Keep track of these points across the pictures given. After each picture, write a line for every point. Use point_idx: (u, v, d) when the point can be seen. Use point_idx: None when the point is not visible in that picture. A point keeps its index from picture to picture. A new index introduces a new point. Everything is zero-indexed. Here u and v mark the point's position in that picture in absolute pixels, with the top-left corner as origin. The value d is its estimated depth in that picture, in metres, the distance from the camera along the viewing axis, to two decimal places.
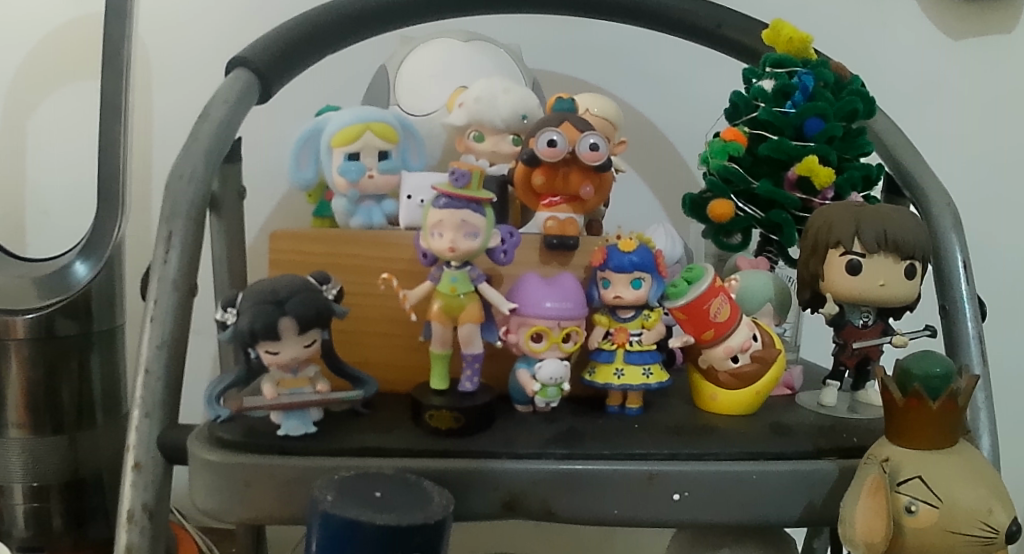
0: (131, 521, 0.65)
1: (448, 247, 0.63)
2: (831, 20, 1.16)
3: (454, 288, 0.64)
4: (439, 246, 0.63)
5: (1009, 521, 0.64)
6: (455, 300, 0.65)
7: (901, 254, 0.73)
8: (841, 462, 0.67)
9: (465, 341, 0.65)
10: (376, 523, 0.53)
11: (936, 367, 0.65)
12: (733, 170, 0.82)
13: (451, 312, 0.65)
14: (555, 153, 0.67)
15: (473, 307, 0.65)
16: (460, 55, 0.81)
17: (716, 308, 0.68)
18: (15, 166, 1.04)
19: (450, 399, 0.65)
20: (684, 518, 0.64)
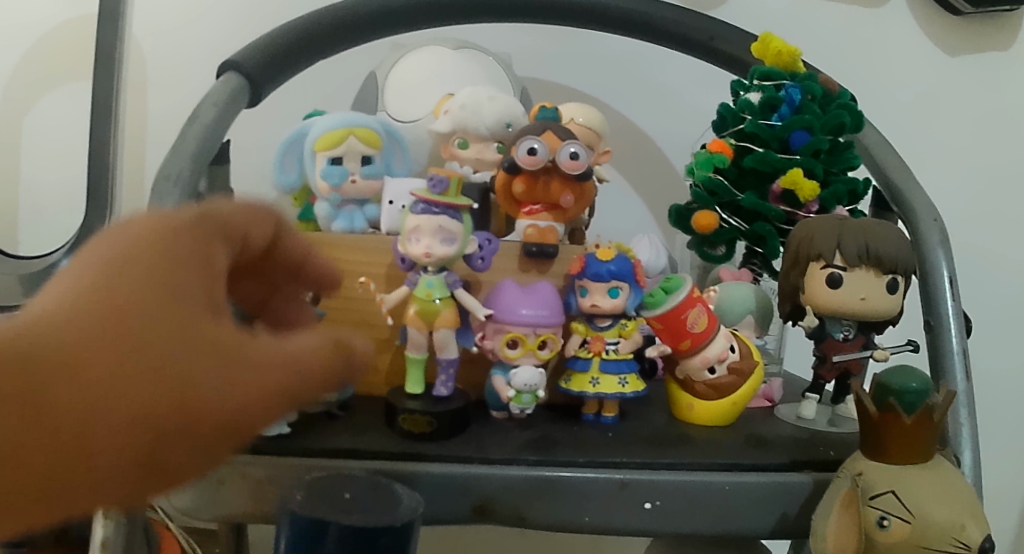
0: (106, 517, 0.66)
1: (425, 254, 0.63)
2: (831, 32, 1.15)
3: (430, 293, 0.65)
4: (415, 252, 0.64)
5: (983, 538, 0.63)
6: (430, 305, 0.65)
7: (883, 268, 0.73)
8: (814, 476, 0.67)
9: (441, 347, 0.66)
10: (342, 523, 0.54)
11: (912, 382, 0.66)
12: (717, 183, 0.83)
13: (427, 316, 0.65)
14: (535, 161, 0.67)
15: (448, 313, 0.65)
16: (449, 63, 0.82)
17: (693, 318, 0.69)
18: (10, 164, 1.05)
19: (425, 404, 0.65)
20: (656, 527, 0.64)
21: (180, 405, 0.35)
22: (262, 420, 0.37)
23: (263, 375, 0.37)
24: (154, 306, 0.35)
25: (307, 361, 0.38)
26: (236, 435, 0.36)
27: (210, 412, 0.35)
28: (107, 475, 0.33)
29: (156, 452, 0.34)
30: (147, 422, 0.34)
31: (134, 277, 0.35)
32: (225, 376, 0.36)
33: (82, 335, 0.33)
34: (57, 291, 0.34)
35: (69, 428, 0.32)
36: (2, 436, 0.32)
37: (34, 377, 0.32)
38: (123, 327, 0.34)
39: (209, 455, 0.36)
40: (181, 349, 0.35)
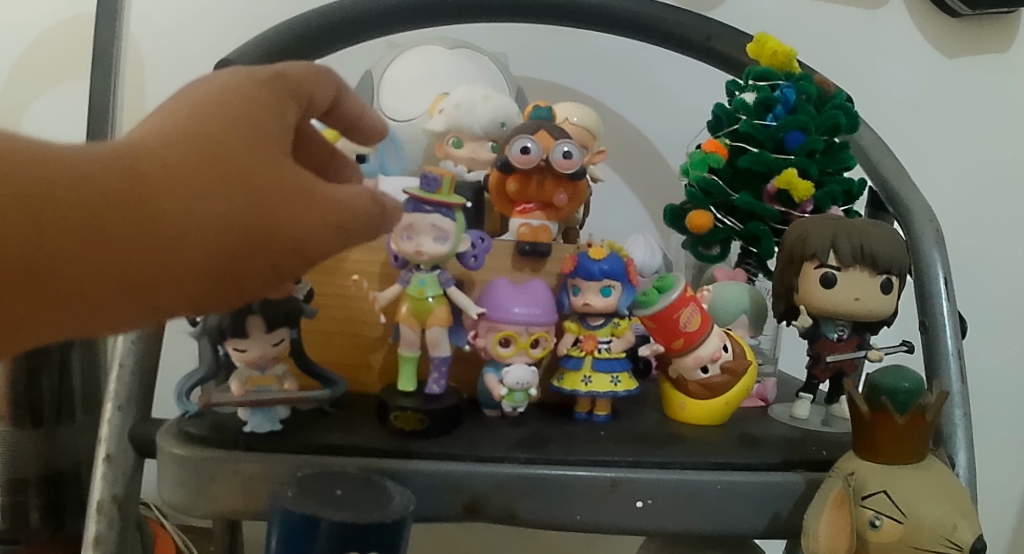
0: (99, 512, 0.66)
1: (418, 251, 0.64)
2: (828, 33, 1.15)
3: (423, 291, 0.65)
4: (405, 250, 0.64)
5: (975, 538, 0.63)
6: (422, 302, 0.65)
7: (877, 268, 0.73)
8: (807, 476, 0.67)
9: (434, 344, 0.66)
10: (333, 520, 0.54)
11: (903, 382, 0.66)
12: (712, 182, 0.83)
13: (420, 314, 0.66)
14: (528, 160, 0.67)
15: (441, 311, 0.66)
16: (445, 62, 0.82)
17: (686, 317, 0.69)
18: None
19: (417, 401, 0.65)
20: (648, 526, 0.64)
21: (264, 228, 0.45)
22: (323, 250, 0.48)
23: (322, 213, 0.48)
24: (249, 148, 0.45)
25: (354, 207, 0.50)
26: (304, 257, 0.47)
27: (286, 236, 0.46)
28: (207, 274, 0.44)
29: (243, 263, 0.45)
30: (241, 235, 0.44)
31: (234, 125, 0.46)
32: (297, 209, 0.47)
33: (199, 166, 0.43)
34: (175, 119, 0.45)
35: (187, 236, 0.43)
36: (136, 221, 0.41)
37: (164, 190, 0.42)
38: (225, 160, 0.44)
39: (281, 270, 0.46)
40: (267, 181, 0.46)
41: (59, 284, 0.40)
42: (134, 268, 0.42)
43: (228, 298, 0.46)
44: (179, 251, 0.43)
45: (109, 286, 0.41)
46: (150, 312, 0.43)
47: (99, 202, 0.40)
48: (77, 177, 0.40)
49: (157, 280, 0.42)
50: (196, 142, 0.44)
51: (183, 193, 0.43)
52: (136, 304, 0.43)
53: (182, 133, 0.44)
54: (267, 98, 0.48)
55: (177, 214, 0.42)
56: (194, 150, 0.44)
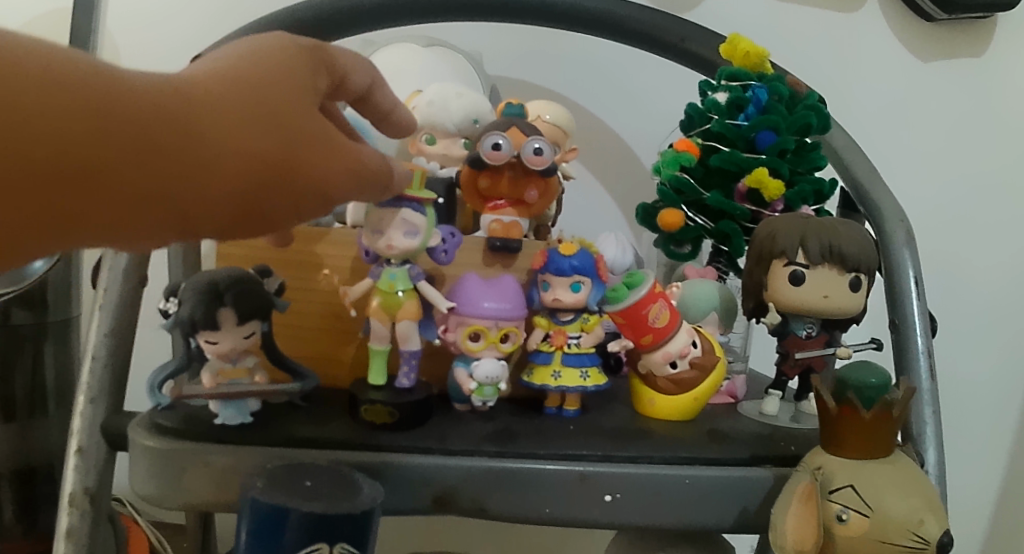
0: (72, 504, 0.67)
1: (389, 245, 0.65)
2: (803, 36, 1.16)
3: (393, 285, 0.66)
4: (376, 243, 0.65)
5: (941, 532, 0.64)
6: (392, 296, 0.66)
7: (846, 266, 0.74)
8: (775, 471, 0.67)
9: (404, 339, 0.66)
10: (302, 511, 0.54)
11: (871, 378, 0.66)
12: (684, 181, 0.84)
13: (390, 308, 0.66)
14: (500, 157, 0.68)
15: (411, 305, 0.66)
16: (419, 59, 0.83)
17: (655, 313, 0.69)
18: None
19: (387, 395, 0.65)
20: (616, 519, 0.64)
21: (291, 166, 0.50)
22: (337, 195, 0.53)
23: (341, 161, 0.53)
24: (284, 95, 0.51)
25: (367, 162, 0.55)
26: (320, 197, 0.52)
27: (308, 176, 0.51)
28: (236, 202, 0.48)
29: (266, 196, 0.50)
30: (270, 170, 0.49)
31: (273, 74, 0.51)
32: (320, 155, 0.52)
33: (239, 105, 0.48)
34: (230, 66, 0.50)
35: (224, 163, 0.47)
36: (195, 146, 0.46)
37: (207, 120, 0.47)
38: (262, 102, 0.49)
39: (301, 208, 0.52)
40: (297, 124, 0.51)
41: (108, 187, 0.44)
42: (173, 187, 0.46)
43: (251, 227, 0.50)
44: (215, 176, 0.47)
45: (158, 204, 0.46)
46: (182, 232, 0.48)
47: (151, 121, 0.45)
48: (136, 98, 0.45)
49: (194, 200, 0.47)
50: (239, 83, 0.49)
51: (224, 124, 0.47)
52: (179, 226, 0.47)
53: (226, 75, 0.49)
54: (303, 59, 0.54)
55: (217, 142, 0.47)
56: (236, 90, 0.49)
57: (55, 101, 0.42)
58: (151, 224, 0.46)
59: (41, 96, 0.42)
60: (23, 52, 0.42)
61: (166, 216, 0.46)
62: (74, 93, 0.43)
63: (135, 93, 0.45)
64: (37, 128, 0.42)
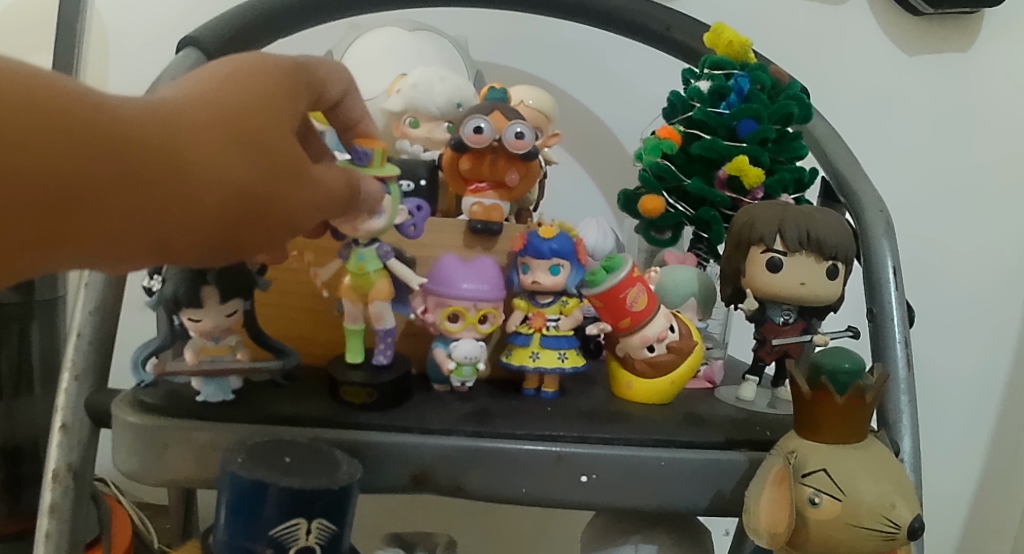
0: (55, 480, 0.68)
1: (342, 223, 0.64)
2: (789, 26, 1.17)
3: (362, 266, 0.66)
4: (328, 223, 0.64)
5: (912, 518, 0.65)
6: (362, 277, 0.66)
7: (823, 253, 0.75)
8: (750, 454, 0.68)
9: (378, 317, 0.67)
10: (281, 486, 0.55)
11: (845, 362, 0.67)
12: (665, 168, 0.85)
13: (361, 288, 0.67)
14: (481, 140, 0.69)
15: (382, 284, 0.67)
16: (404, 44, 0.84)
17: (633, 297, 0.70)
18: None
19: (365, 376, 0.66)
20: (592, 500, 0.65)
21: (274, 198, 0.51)
22: (314, 222, 0.55)
23: (320, 190, 0.55)
24: (271, 124, 0.52)
25: (340, 189, 0.57)
26: (294, 229, 0.53)
27: (289, 209, 0.53)
28: (218, 234, 0.49)
29: (248, 226, 0.51)
30: (256, 203, 0.50)
31: (260, 101, 0.52)
32: (296, 188, 0.53)
33: (229, 136, 0.49)
34: (215, 94, 0.50)
35: (213, 198, 0.48)
36: (183, 181, 0.47)
37: (197, 154, 0.47)
38: (251, 133, 0.50)
39: (273, 241, 0.53)
40: (282, 154, 0.52)
41: (94, 222, 0.44)
42: (161, 222, 0.47)
43: (228, 256, 0.51)
44: (203, 211, 0.48)
45: (141, 238, 0.46)
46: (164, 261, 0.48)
47: (143, 157, 0.45)
48: (133, 131, 0.45)
49: (180, 233, 0.48)
50: (229, 111, 0.50)
51: (217, 156, 0.48)
52: (158, 258, 0.48)
53: (215, 102, 0.50)
54: (285, 83, 0.55)
55: (207, 176, 0.48)
56: (227, 120, 0.49)
57: (52, 131, 0.42)
58: (138, 256, 0.47)
59: (37, 126, 0.42)
60: (24, 75, 0.42)
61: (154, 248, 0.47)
62: (75, 129, 0.43)
63: (132, 126, 0.45)
64: (41, 162, 0.42)
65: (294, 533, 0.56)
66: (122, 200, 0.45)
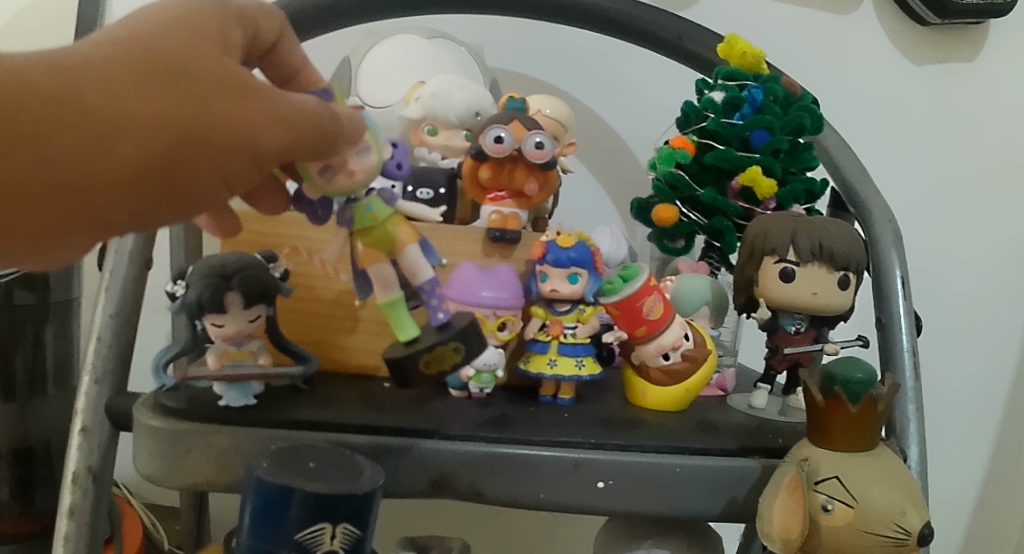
0: (75, 482, 0.68)
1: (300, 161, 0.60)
2: (798, 35, 1.18)
3: (375, 217, 0.64)
4: (301, 177, 0.60)
5: (922, 524, 0.66)
6: (378, 230, 0.64)
7: (834, 264, 0.76)
8: (763, 461, 0.69)
9: (412, 268, 0.66)
10: (307, 491, 0.56)
11: (857, 372, 0.68)
12: (679, 177, 0.86)
13: (384, 244, 0.65)
14: (502, 149, 0.70)
15: (403, 229, 0.65)
16: (421, 51, 0.84)
17: (649, 305, 0.71)
18: None
19: (440, 339, 0.64)
20: (608, 506, 0.66)
21: (211, 125, 0.51)
22: (270, 145, 0.53)
23: (274, 109, 0.54)
24: (195, 55, 0.51)
25: (304, 113, 0.55)
26: (249, 154, 0.52)
27: (238, 134, 0.52)
28: (163, 176, 0.50)
29: (194, 159, 0.51)
30: (191, 133, 0.50)
31: (181, 35, 0.52)
32: (240, 114, 0.52)
33: (149, 76, 0.49)
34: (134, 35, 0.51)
35: (139, 137, 0.49)
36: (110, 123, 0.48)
37: (116, 94, 0.48)
38: (171, 66, 0.50)
39: (231, 172, 0.52)
40: (214, 80, 0.51)
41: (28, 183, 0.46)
42: (98, 171, 0.48)
43: (191, 195, 0.52)
44: (135, 154, 0.49)
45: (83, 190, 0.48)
46: (121, 216, 0.50)
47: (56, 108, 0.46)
48: (47, 81, 0.46)
49: (119, 180, 0.48)
50: (145, 47, 0.50)
51: (138, 92, 0.49)
52: (111, 205, 0.49)
53: (132, 37, 0.50)
54: (214, 17, 0.55)
55: (133, 116, 0.48)
56: (143, 56, 0.50)
57: None
58: (92, 213, 0.49)
59: None
60: None
61: (103, 203, 0.49)
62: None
63: (26, 78, 0.46)
64: None
65: (319, 537, 0.56)
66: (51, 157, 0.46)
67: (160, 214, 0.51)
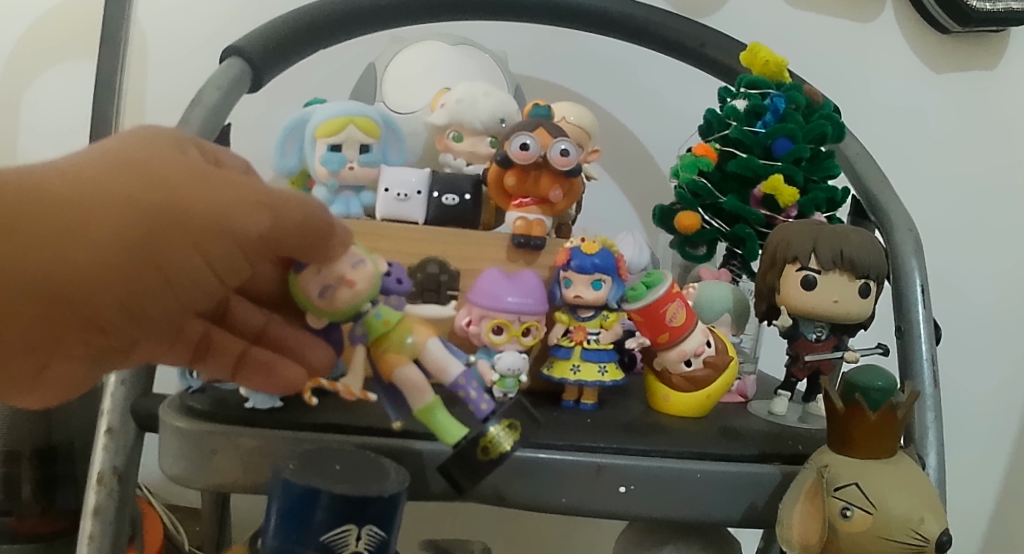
0: (100, 483, 0.69)
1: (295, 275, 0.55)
2: (819, 43, 1.18)
3: (387, 322, 0.60)
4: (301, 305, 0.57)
5: (941, 531, 0.65)
6: (394, 335, 0.61)
7: (856, 272, 0.76)
8: (783, 468, 0.69)
9: (440, 368, 0.62)
10: (334, 492, 0.56)
11: (878, 380, 0.67)
12: (701, 185, 0.87)
13: (406, 348, 0.61)
14: (527, 156, 0.71)
15: (418, 329, 0.62)
16: (446, 58, 0.85)
17: (672, 312, 0.72)
18: (10, 126, 1.12)
19: (478, 428, 0.63)
20: (629, 510, 0.66)
21: (182, 219, 0.44)
22: (253, 229, 0.46)
23: (251, 191, 0.47)
24: (154, 151, 0.46)
25: (285, 194, 0.49)
26: (227, 233, 0.45)
27: (211, 212, 0.45)
28: (141, 282, 0.43)
29: (173, 255, 0.44)
30: (161, 222, 0.43)
31: (139, 138, 0.47)
32: (213, 193, 0.45)
33: (102, 182, 0.43)
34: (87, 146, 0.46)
35: (108, 236, 0.42)
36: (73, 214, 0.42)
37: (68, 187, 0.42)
38: (129, 160, 0.45)
39: (211, 257, 0.45)
40: (177, 167, 0.46)
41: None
42: (67, 290, 0.41)
43: (169, 291, 0.44)
44: (100, 264, 0.42)
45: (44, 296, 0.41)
46: (104, 326, 0.43)
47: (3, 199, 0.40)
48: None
49: (90, 296, 0.42)
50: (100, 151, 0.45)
51: (94, 185, 0.43)
52: (78, 309, 0.42)
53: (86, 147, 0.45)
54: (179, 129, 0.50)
55: (94, 218, 0.42)
56: (99, 157, 0.44)
57: None
58: (68, 332, 0.42)
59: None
60: None
61: (85, 321, 0.43)
62: None
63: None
64: None
65: (345, 539, 0.57)
66: (15, 292, 0.40)
67: (149, 317, 0.45)
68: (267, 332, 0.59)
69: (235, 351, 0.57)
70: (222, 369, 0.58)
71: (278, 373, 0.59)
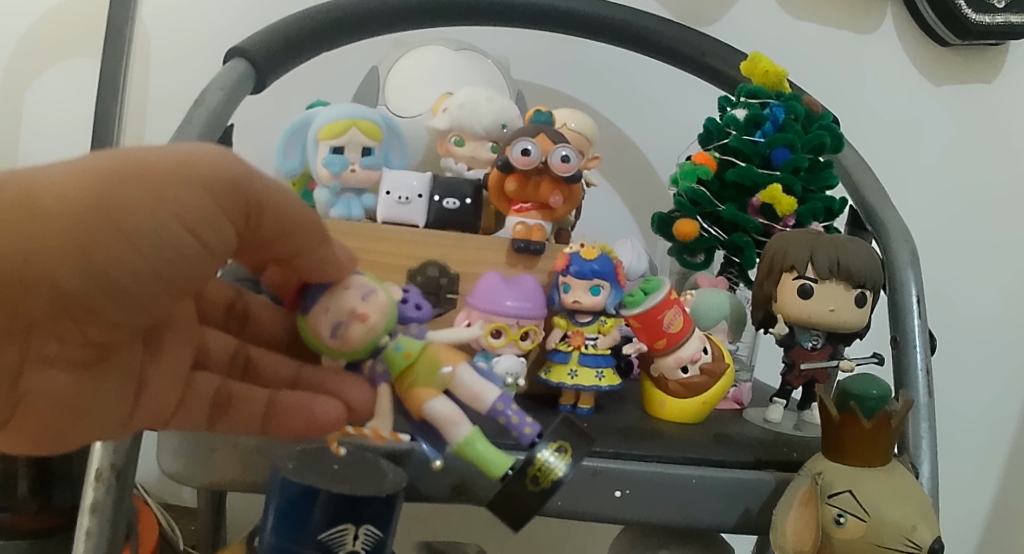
0: (98, 479, 0.64)
1: (305, 319, 0.54)
2: (819, 52, 1.19)
3: (407, 353, 0.55)
4: (320, 349, 0.54)
5: (933, 539, 0.65)
6: (418, 366, 0.55)
7: (852, 282, 0.76)
8: (777, 475, 0.70)
9: (474, 393, 0.56)
10: (331, 491, 0.57)
11: (873, 389, 0.67)
12: (700, 193, 0.87)
13: (431, 378, 0.55)
14: (528, 161, 0.71)
15: (444, 354, 0.56)
16: (448, 63, 0.86)
17: (670, 319, 0.73)
18: (12, 121, 1.12)
19: (526, 454, 0.56)
20: (625, 515, 0.67)
21: (142, 174, 0.42)
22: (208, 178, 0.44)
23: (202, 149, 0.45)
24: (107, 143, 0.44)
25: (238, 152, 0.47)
26: (183, 184, 0.43)
27: (162, 168, 0.42)
28: (105, 248, 0.40)
29: (134, 211, 0.41)
30: (111, 185, 0.41)
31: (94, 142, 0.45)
32: (163, 154, 0.43)
33: (49, 166, 0.41)
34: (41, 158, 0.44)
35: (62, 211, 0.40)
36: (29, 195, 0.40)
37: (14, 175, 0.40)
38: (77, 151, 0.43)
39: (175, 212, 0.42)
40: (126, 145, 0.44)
41: None
42: (23, 264, 0.39)
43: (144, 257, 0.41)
44: (57, 231, 0.39)
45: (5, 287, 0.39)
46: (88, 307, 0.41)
47: None
48: None
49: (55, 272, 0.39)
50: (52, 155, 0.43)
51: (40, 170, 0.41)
52: (47, 293, 0.40)
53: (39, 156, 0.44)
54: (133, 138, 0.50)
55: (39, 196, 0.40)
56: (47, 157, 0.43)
57: None
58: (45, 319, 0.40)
59: None
60: None
61: (55, 305, 0.40)
62: None
63: None
64: None
65: (342, 538, 0.57)
66: None
67: (127, 292, 0.41)
68: (299, 381, 0.55)
69: (261, 401, 0.53)
70: (251, 424, 0.53)
71: (313, 414, 0.53)
